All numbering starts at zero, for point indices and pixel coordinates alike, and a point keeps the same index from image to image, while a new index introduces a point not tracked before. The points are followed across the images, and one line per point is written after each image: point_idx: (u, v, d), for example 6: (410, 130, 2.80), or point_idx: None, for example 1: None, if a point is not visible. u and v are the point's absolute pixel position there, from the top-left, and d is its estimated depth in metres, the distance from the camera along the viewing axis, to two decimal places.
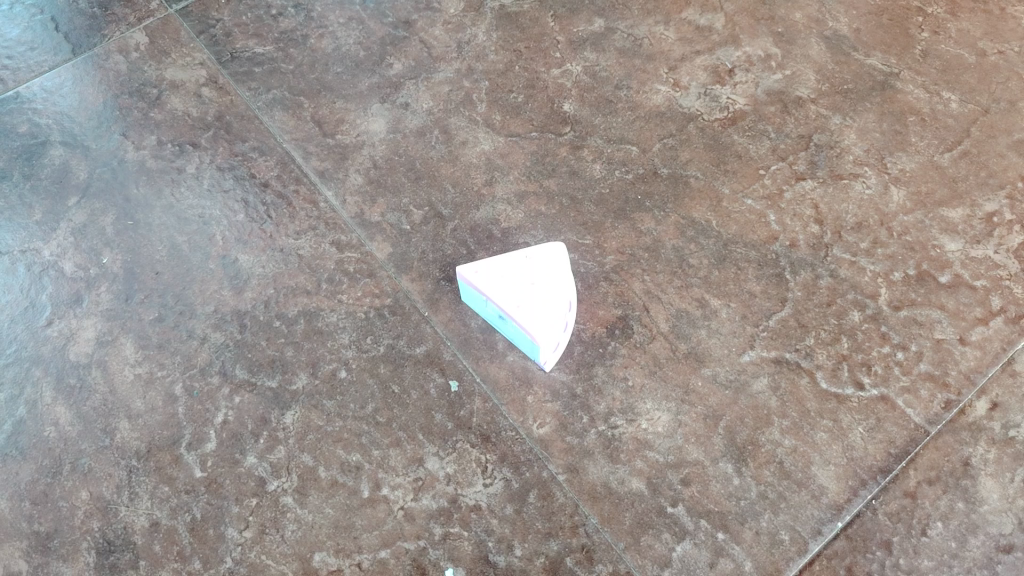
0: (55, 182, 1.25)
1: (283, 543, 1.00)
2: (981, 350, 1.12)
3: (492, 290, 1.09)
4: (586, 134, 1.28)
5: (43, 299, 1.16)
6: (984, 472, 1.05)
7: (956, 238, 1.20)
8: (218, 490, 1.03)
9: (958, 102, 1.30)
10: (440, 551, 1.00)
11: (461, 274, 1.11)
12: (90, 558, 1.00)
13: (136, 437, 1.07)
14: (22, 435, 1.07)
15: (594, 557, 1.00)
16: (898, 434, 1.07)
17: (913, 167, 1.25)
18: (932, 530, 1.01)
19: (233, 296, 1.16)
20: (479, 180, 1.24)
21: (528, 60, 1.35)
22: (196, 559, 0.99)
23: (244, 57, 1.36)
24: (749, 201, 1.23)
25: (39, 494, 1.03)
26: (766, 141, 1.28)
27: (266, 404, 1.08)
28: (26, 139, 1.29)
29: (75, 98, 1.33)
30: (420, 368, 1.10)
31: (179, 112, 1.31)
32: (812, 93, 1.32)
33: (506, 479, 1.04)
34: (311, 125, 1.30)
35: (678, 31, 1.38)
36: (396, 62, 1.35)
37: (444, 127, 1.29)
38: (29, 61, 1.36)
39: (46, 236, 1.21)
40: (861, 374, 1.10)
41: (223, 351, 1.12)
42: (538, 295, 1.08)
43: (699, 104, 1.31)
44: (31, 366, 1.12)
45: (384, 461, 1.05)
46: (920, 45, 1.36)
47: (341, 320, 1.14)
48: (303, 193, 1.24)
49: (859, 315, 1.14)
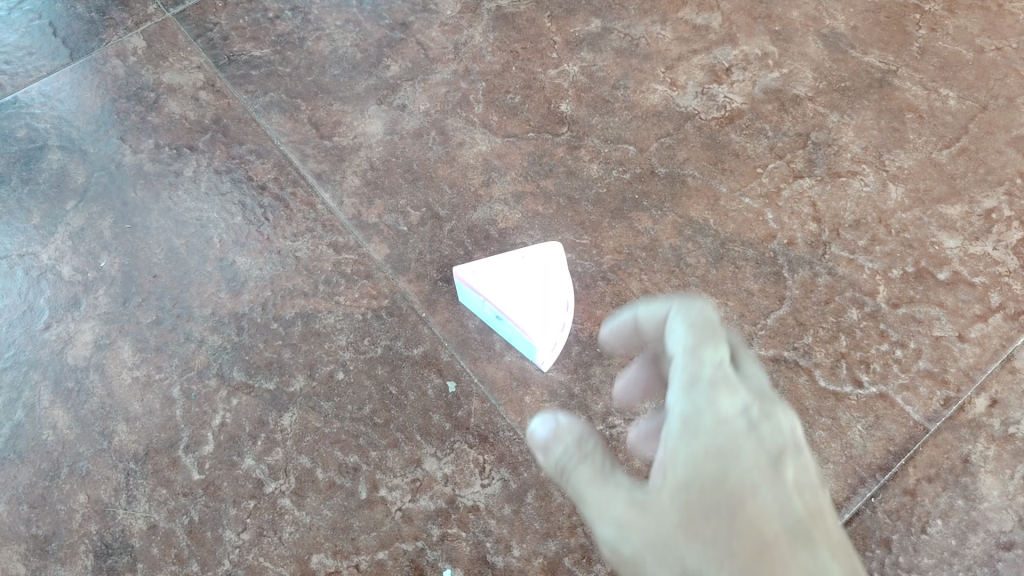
0: (53, 186, 1.26)
1: (281, 545, 1.00)
2: (980, 347, 1.12)
3: (489, 290, 1.09)
4: (583, 135, 1.28)
5: (41, 303, 1.17)
6: (984, 469, 1.04)
7: (955, 235, 1.20)
8: (216, 492, 1.03)
9: (956, 98, 1.30)
10: (437, 552, 1.00)
11: (458, 275, 1.11)
12: (88, 561, 1.00)
13: (134, 440, 1.07)
14: (21, 439, 1.07)
15: (592, 557, 0.99)
16: (898, 432, 1.06)
17: (910, 165, 1.25)
18: (932, 528, 1.01)
19: (231, 299, 1.16)
20: (476, 181, 1.24)
21: (525, 61, 1.35)
22: (194, 561, 0.99)
23: (241, 60, 1.36)
24: (747, 200, 1.22)
25: (36, 497, 1.03)
26: (764, 140, 1.28)
27: (264, 406, 1.08)
28: (25, 143, 1.30)
29: (74, 102, 1.33)
30: (417, 369, 1.10)
31: (176, 116, 1.32)
32: (809, 91, 1.32)
33: (504, 480, 1.03)
34: (309, 128, 1.30)
35: (675, 31, 1.38)
36: (393, 64, 1.35)
37: (442, 128, 1.29)
38: (27, 66, 1.36)
39: (44, 239, 1.21)
40: (860, 372, 1.10)
41: (221, 353, 1.12)
42: (535, 296, 1.09)
43: (696, 103, 1.31)
44: (29, 370, 1.12)
45: (382, 462, 1.05)
46: (918, 42, 1.35)
47: (338, 321, 1.14)
48: (300, 195, 1.24)
49: (857, 312, 1.14)
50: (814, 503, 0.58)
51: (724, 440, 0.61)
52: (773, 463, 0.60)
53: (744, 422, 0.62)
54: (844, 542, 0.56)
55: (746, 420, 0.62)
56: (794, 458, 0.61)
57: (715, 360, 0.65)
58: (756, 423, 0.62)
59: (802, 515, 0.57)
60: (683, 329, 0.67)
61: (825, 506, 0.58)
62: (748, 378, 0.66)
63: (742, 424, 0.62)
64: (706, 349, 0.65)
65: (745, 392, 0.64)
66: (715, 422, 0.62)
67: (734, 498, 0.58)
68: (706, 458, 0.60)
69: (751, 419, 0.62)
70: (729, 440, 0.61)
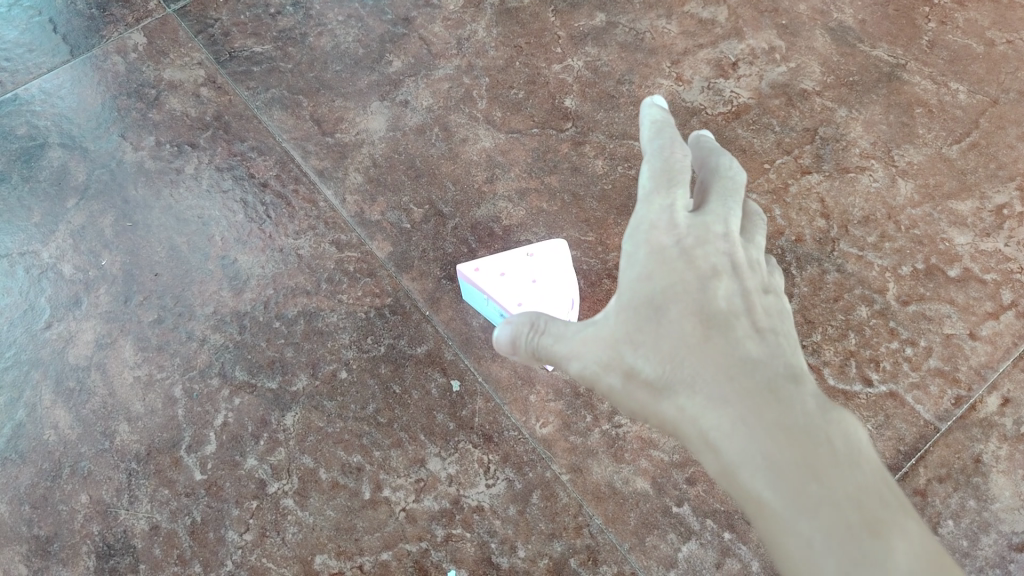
0: (54, 184, 1.25)
1: (284, 546, 0.99)
2: (992, 344, 1.10)
3: (493, 289, 1.08)
4: (588, 130, 1.27)
5: (42, 302, 1.16)
6: (996, 469, 1.03)
7: (965, 231, 1.18)
8: (218, 492, 1.02)
9: (966, 93, 1.28)
10: (442, 553, 0.99)
11: (461, 273, 1.09)
12: (90, 561, 0.99)
13: (136, 440, 1.06)
14: (22, 439, 1.06)
15: (598, 558, 0.98)
16: (908, 431, 1.05)
17: (920, 160, 1.23)
18: (943, 529, 1.00)
19: (233, 298, 1.15)
20: (480, 177, 1.23)
21: (528, 56, 1.34)
22: (197, 562, 0.99)
23: (242, 56, 1.35)
24: (754, 196, 1.21)
25: (38, 498, 1.03)
26: (771, 135, 1.26)
27: (266, 405, 1.07)
28: (25, 141, 1.29)
29: (74, 99, 1.32)
30: (421, 368, 1.09)
31: (177, 113, 1.30)
32: (817, 86, 1.30)
33: (509, 480, 1.02)
34: (311, 124, 1.29)
35: (681, 25, 1.36)
36: (395, 59, 1.34)
37: (445, 124, 1.28)
38: (27, 63, 1.35)
39: (45, 238, 1.21)
40: (869, 371, 1.09)
41: (223, 352, 1.11)
42: (541, 292, 1.07)
43: (702, 98, 1.29)
44: (31, 369, 1.11)
45: (386, 462, 1.04)
46: (927, 35, 1.33)
47: (341, 320, 1.13)
48: (302, 192, 1.23)
49: (866, 310, 1.13)
50: (738, 299, 0.70)
51: (661, 267, 0.72)
52: (704, 275, 0.71)
53: (682, 248, 0.72)
54: (760, 326, 0.68)
55: (684, 247, 0.72)
56: (725, 268, 0.71)
57: (667, 198, 0.75)
58: (695, 246, 0.72)
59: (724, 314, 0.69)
60: (648, 175, 0.78)
61: (749, 303, 0.70)
62: (699, 209, 0.76)
63: (678, 252, 0.72)
64: (661, 196, 0.76)
65: (689, 220, 0.74)
66: (653, 257, 0.73)
67: (666, 309, 0.70)
68: (644, 285, 0.72)
69: (689, 247, 0.72)
70: (670, 266, 0.72)
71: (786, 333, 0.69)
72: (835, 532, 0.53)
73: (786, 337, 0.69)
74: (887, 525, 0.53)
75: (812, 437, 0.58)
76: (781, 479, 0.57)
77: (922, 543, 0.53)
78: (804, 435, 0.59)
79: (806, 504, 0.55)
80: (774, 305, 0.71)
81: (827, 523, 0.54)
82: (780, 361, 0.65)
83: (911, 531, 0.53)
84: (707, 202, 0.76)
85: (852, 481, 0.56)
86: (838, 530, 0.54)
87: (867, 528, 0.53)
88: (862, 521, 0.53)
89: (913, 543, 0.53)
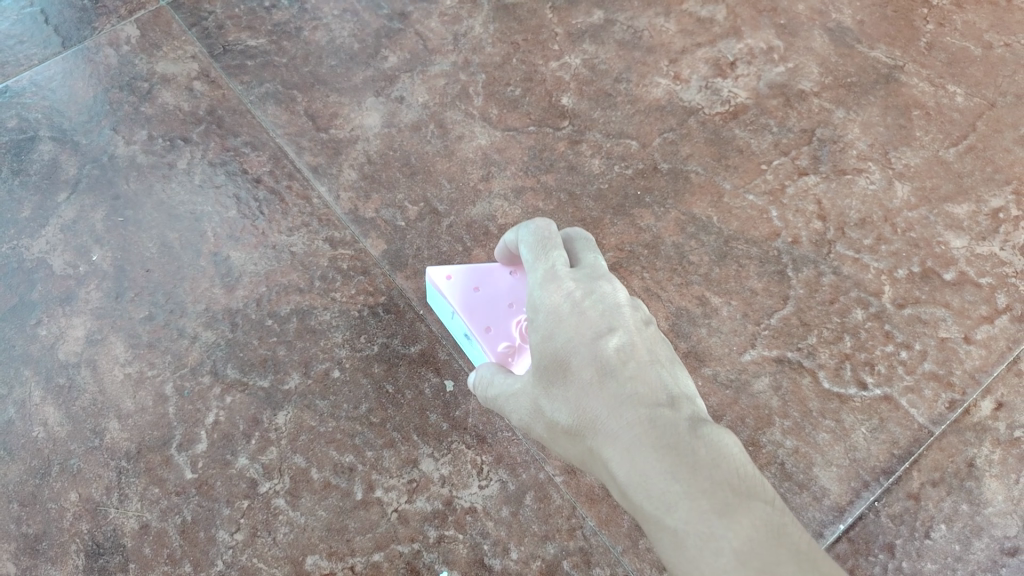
0: (45, 178, 1.23)
1: (275, 546, 0.98)
2: (986, 349, 1.10)
3: (461, 304, 0.97)
4: (585, 129, 1.26)
5: (32, 298, 1.14)
6: (988, 473, 1.03)
7: (961, 234, 1.18)
8: (209, 492, 1.01)
9: (964, 95, 1.28)
10: (435, 554, 0.98)
11: (433, 283, 1.00)
12: (80, 560, 0.98)
13: (126, 437, 1.05)
14: (12, 436, 1.05)
15: (591, 560, 0.99)
16: (902, 435, 1.05)
17: (917, 162, 1.23)
18: (936, 533, 1.00)
19: (225, 295, 1.14)
20: (476, 175, 1.22)
21: (526, 52, 1.33)
22: (187, 561, 0.98)
23: (236, 50, 1.34)
24: (751, 197, 1.20)
25: (27, 495, 1.01)
26: (768, 136, 1.25)
27: (258, 404, 1.06)
28: (15, 134, 1.27)
29: (65, 92, 1.30)
30: (414, 368, 1.09)
31: (170, 107, 1.29)
32: (815, 86, 1.30)
33: (503, 482, 1.02)
34: (306, 119, 1.27)
35: (679, 23, 1.35)
36: (391, 55, 1.33)
37: (440, 121, 1.27)
38: (17, 55, 1.33)
39: (34, 232, 1.19)
40: (864, 374, 1.08)
41: (214, 350, 1.10)
42: (510, 315, 0.94)
43: (700, 98, 1.29)
44: (20, 366, 1.10)
45: (378, 462, 1.03)
46: (925, 37, 1.33)
47: (334, 318, 1.12)
48: (296, 188, 1.22)
49: (862, 313, 1.12)
50: (628, 338, 0.69)
51: (554, 328, 0.71)
52: (594, 327, 0.69)
53: (573, 304, 0.71)
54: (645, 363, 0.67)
55: (573, 300, 0.71)
56: (612, 310, 0.70)
57: (546, 262, 0.76)
58: (588, 305, 0.71)
59: (610, 354, 0.67)
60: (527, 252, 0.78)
61: (634, 344, 0.69)
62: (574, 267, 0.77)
63: (569, 306, 0.71)
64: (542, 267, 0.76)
65: (573, 277, 0.74)
66: (550, 318, 0.71)
67: (566, 361, 0.69)
68: (546, 344, 0.71)
69: (578, 299, 0.71)
70: (565, 324, 0.70)
71: (670, 365, 0.70)
72: (695, 525, 0.57)
73: (668, 368, 0.69)
74: (744, 514, 0.56)
75: (681, 448, 0.60)
76: (652, 489, 0.59)
77: (776, 527, 0.56)
78: (674, 448, 0.60)
79: (671, 502, 0.58)
80: (658, 343, 0.71)
81: (687, 516, 0.57)
82: (664, 391, 0.66)
83: (765, 516, 0.57)
84: (580, 261, 0.78)
85: (715, 478, 0.58)
86: (698, 520, 0.57)
87: (724, 517, 0.56)
88: (718, 511, 0.56)
89: (766, 528, 0.56)
